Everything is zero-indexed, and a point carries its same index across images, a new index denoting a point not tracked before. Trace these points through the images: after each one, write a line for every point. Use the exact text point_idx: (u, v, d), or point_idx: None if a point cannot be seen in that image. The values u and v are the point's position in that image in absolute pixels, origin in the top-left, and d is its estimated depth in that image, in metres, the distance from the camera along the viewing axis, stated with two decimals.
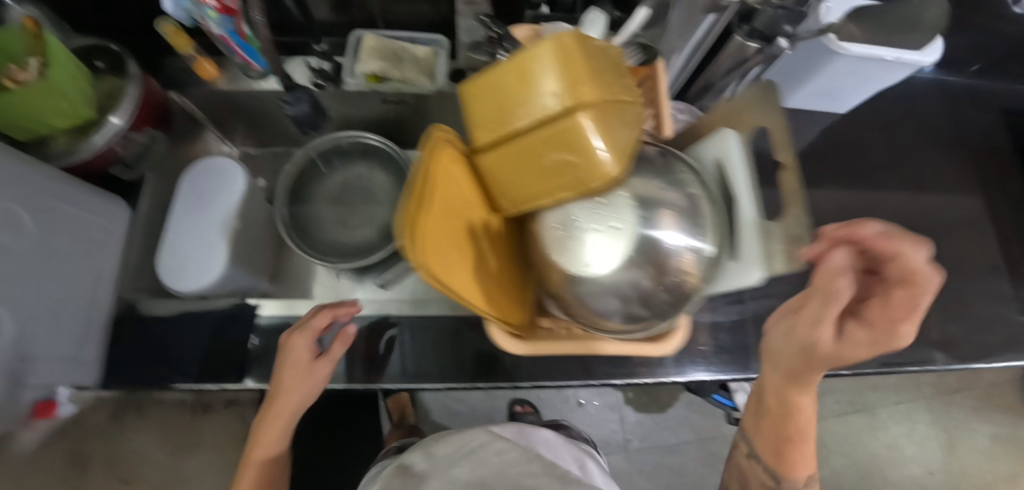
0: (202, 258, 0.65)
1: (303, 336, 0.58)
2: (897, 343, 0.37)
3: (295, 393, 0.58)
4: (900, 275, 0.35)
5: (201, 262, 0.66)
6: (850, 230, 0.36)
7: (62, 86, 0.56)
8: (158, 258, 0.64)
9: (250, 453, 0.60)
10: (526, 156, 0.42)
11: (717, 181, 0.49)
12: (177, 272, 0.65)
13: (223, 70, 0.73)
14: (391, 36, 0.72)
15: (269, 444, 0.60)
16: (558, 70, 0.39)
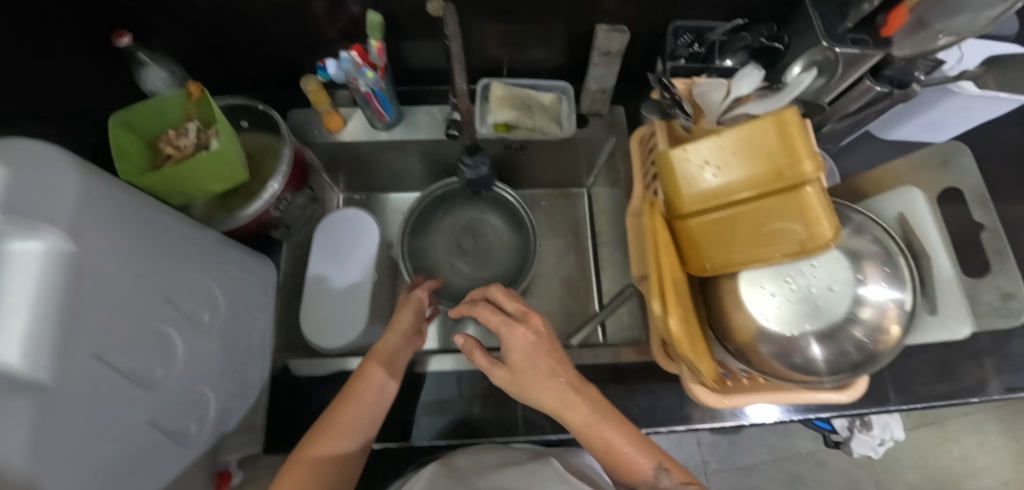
0: (349, 315, 0.65)
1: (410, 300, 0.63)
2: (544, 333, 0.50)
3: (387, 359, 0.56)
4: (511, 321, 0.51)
5: (345, 317, 0.66)
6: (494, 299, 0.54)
7: (228, 153, 0.56)
8: (305, 316, 0.65)
9: (305, 448, 0.47)
10: (743, 223, 0.44)
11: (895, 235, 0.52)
12: (323, 330, 0.64)
13: (349, 121, 0.74)
14: (515, 84, 0.74)
15: (345, 427, 0.50)
16: (787, 146, 0.41)
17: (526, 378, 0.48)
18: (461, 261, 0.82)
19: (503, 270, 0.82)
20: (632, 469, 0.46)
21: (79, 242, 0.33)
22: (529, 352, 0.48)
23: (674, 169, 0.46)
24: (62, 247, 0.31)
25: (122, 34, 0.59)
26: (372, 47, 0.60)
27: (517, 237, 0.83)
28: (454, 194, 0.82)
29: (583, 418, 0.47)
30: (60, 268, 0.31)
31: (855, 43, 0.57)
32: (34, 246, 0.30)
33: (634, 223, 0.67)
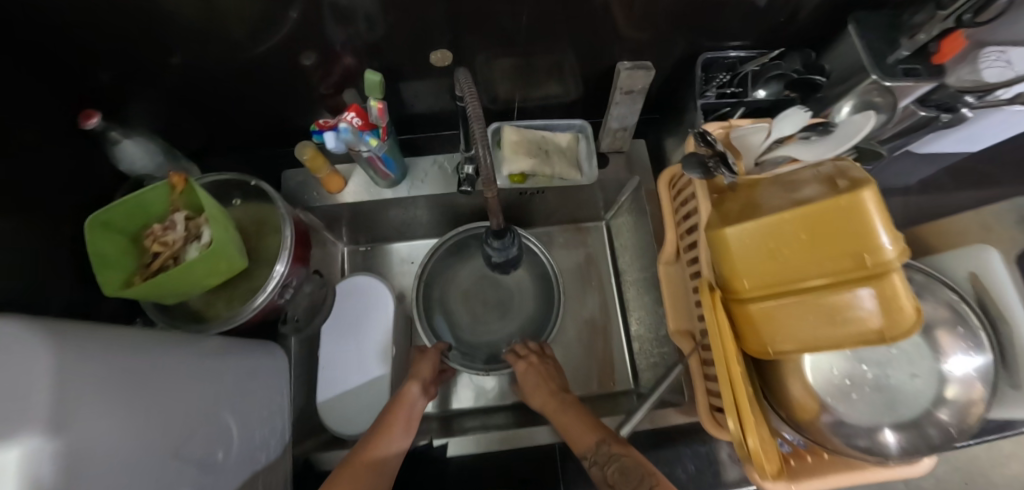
0: (372, 393, 0.61)
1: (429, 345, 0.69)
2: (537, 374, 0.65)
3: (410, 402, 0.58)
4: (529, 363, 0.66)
5: (366, 399, 0.61)
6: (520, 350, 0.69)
7: (223, 245, 0.49)
8: (324, 405, 0.60)
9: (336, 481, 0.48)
10: (819, 311, 0.39)
11: (972, 297, 0.50)
12: (347, 415, 0.60)
13: (349, 179, 0.68)
14: (528, 126, 0.69)
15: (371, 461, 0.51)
16: (862, 230, 0.36)
17: (528, 387, 0.64)
18: (479, 313, 0.77)
19: (523, 320, 0.77)
20: (579, 440, 0.55)
21: (66, 434, 0.27)
22: (524, 370, 0.65)
23: (728, 248, 0.42)
24: (47, 448, 0.26)
25: (90, 115, 0.53)
26: (374, 108, 0.54)
27: (535, 283, 0.78)
28: (467, 241, 0.77)
29: (559, 413, 0.59)
30: (45, 477, 0.25)
31: (907, 75, 0.53)
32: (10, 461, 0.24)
33: (666, 271, 0.63)
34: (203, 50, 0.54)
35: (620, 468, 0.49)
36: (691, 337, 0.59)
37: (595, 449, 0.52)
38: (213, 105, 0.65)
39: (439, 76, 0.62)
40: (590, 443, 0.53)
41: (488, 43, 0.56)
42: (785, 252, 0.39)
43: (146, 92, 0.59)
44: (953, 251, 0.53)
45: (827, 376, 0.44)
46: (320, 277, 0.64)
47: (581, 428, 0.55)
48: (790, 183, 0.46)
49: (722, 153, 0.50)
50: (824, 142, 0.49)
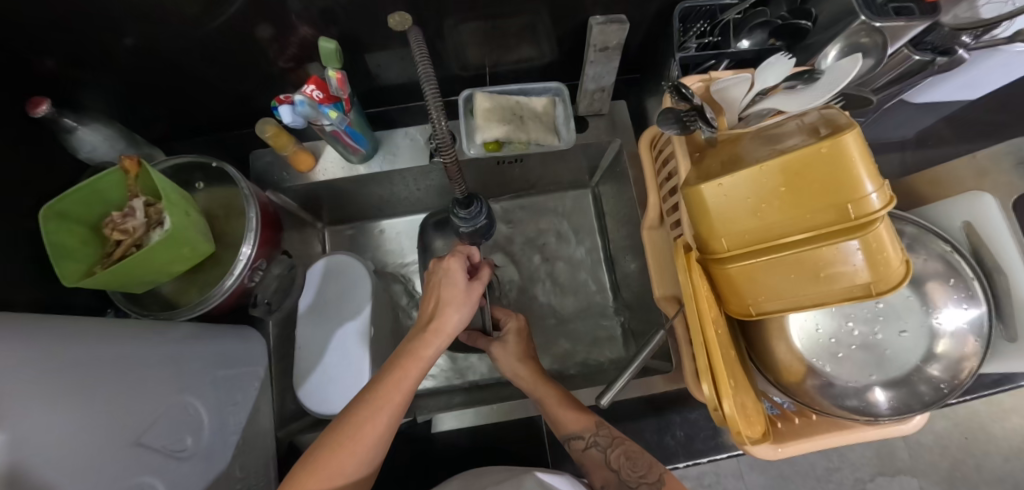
0: (353, 376, 0.59)
1: (455, 262, 0.48)
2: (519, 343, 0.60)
3: (422, 361, 0.45)
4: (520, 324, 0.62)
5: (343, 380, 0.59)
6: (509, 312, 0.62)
7: (180, 229, 0.48)
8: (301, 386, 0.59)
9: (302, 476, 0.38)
10: (799, 267, 0.37)
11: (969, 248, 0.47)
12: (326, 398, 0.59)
13: (319, 156, 0.65)
14: (500, 91, 0.65)
15: (353, 453, 0.40)
16: (848, 179, 0.34)
17: (510, 353, 0.59)
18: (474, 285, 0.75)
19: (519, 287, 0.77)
20: (570, 421, 0.52)
21: (14, 426, 0.27)
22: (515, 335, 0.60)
23: (707, 205, 0.39)
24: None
25: (38, 102, 0.50)
26: (332, 79, 0.51)
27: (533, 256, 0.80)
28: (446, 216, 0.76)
29: (541, 387, 0.56)
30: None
31: (899, 15, 0.49)
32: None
33: (650, 236, 0.61)
34: (147, 27, 0.51)
35: (625, 453, 0.51)
36: (676, 301, 0.58)
37: (594, 431, 0.52)
38: (170, 85, 0.62)
39: (403, 44, 0.59)
40: (588, 425, 0.52)
41: (450, 6, 0.53)
42: (765, 207, 0.37)
43: (98, 75, 0.56)
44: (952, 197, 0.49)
45: (812, 336, 0.43)
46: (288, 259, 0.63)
47: (574, 411, 0.53)
48: (772, 134, 0.44)
49: (699, 106, 0.46)
50: (810, 92, 0.47)
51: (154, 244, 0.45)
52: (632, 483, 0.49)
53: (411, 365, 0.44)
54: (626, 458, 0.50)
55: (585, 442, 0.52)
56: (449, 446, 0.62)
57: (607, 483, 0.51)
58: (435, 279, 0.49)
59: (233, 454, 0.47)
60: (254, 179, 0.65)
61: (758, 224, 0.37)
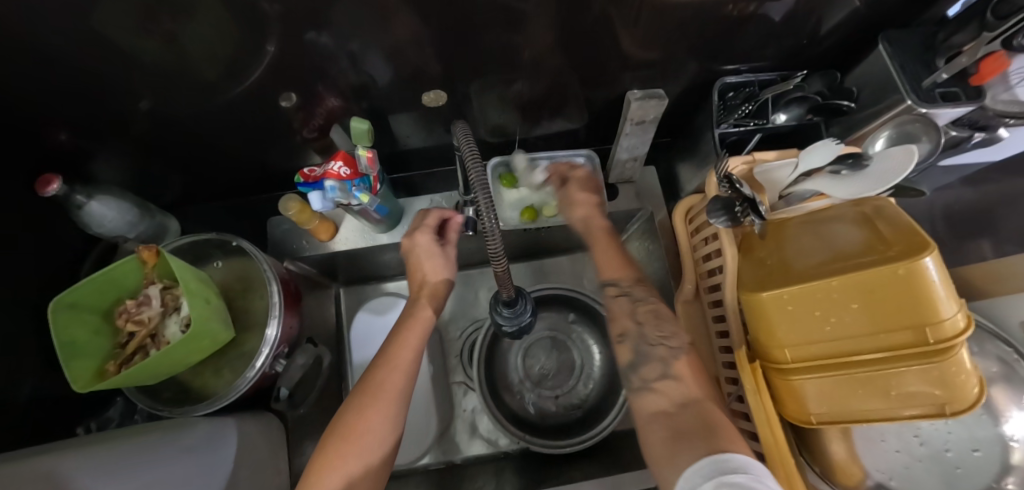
0: None
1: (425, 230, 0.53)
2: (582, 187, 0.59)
3: (413, 347, 0.47)
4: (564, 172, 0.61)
5: None
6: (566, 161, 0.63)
7: (201, 323, 0.44)
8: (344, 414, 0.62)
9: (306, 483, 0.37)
10: (872, 387, 0.35)
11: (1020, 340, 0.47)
12: None
13: (340, 224, 0.63)
14: (529, 158, 0.64)
15: (357, 441, 0.40)
16: (924, 302, 0.32)
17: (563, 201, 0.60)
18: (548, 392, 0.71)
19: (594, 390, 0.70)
20: (613, 269, 0.52)
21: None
22: (574, 181, 0.60)
23: (767, 315, 0.38)
24: None
25: (50, 180, 0.48)
26: (362, 158, 0.49)
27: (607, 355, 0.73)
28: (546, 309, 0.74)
29: (607, 242, 0.55)
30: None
31: (944, 99, 0.48)
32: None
33: (684, 310, 0.59)
34: (166, 97, 0.49)
35: (653, 311, 0.49)
36: (715, 382, 0.56)
37: (629, 281, 0.51)
38: (187, 151, 0.59)
39: (432, 112, 0.57)
40: (629, 275, 0.51)
41: (486, 75, 0.52)
42: (835, 322, 0.35)
43: (112, 145, 0.54)
44: None
45: (878, 447, 0.40)
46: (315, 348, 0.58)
47: (616, 261, 0.53)
48: (823, 226, 0.42)
49: (750, 198, 0.44)
50: (858, 179, 0.45)
51: (173, 345, 0.41)
52: (653, 340, 0.46)
53: (392, 362, 0.45)
54: (654, 316, 0.48)
55: (620, 285, 0.51)
56: None
57: (624, 337, 0.48)
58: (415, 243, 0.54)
59: None
60: (272, 250, 0.62)
61: (827, 339, 0.36)
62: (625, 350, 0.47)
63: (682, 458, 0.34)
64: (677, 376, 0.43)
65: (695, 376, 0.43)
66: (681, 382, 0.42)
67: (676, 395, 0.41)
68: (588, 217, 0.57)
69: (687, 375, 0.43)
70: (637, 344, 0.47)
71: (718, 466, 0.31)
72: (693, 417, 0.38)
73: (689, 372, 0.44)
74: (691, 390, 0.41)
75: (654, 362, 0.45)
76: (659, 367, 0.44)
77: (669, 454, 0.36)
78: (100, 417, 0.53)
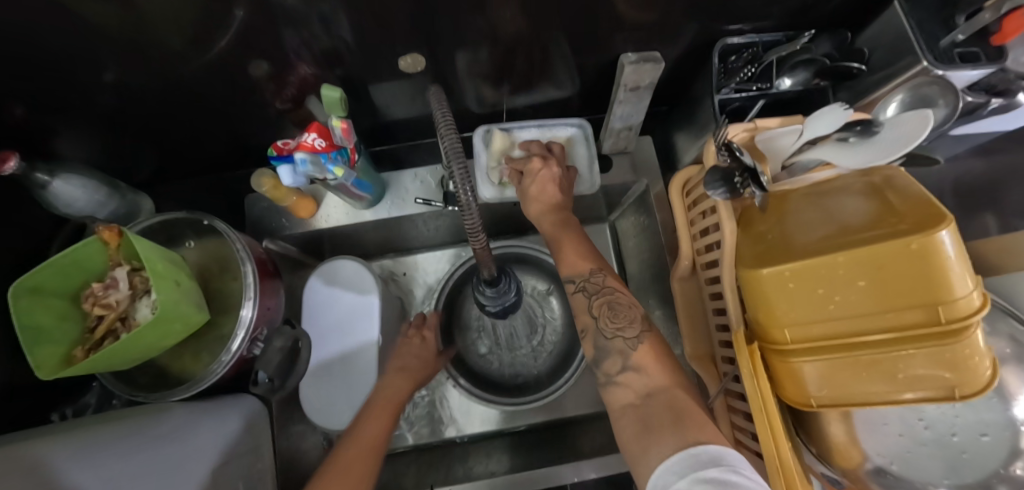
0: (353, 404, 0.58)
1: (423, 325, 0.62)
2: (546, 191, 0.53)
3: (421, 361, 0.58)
4: (534, 173, 0.54)
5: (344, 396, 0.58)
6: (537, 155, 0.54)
7: (169, 306, 0.42)
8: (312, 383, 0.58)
9: None
10: (876, 370, 0.33)
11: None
12: (331, 408, 0.58)
13: (319, 201, 0.60)
14: (519, 128, 0.60)
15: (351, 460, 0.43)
16: (938, 280, 0.29)
17: (527, 197, 0.54)
18: (510, 351, 0.72)
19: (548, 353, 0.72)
20: (570, 263, 0.50)
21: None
22: (540, 179, 0.53)
23: (767, 294, 0.35)
24: None
25: (5, 158, 0.45)
26: (336, 129, 0.46)
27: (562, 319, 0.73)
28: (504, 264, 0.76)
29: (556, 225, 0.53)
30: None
31: (963, 61, 0.44)
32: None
33: (680, 287, 0.57)
34: (123, 67, 0.45)
35: (608, 303, 0.46)
36: (711, 360, 0.54)
37: (587, 275, 0.49)
38: (155, 126, 0.56)
39: (414, 81, 0.54)
40: (585, 269, 0.49)
41: (466, 39, 0.48)
42: (839, 301, 0.32)
43: (74, 121, 0.51)
44: None
45: (879, 431, 0.38)
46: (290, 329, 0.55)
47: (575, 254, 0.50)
48: (828, 199, 0.39)
49: (751, 167, 0.41)
50: (869, 147, 0.42)
51: (139, 330, 0.39)
52: (608, 334, 0.44)
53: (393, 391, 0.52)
54: (609, 311, 0.45)
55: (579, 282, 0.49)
56: None
57: (584, 329, 0.47)
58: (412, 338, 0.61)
59: None
60: (251, 229, 0.60)
61: (829, 320, 0.33)
62: (586, 346, 0.46)
63: (654, 457, 0.34)
64: (637, 368, 0.42)
65: (659, 364, 0.42)
66: (643, 372, 0.42)
67: (641, 387, 0.41)
68: (547, 216, 0.53)
69: (650, 368, 0.42)
70: (596, 339, 0.45)
71: (691, 461, 0.32)
72: (665, 408, 0.38)
73: (652, 361, 0.42)
74: (654, 381, 0.41)
75: (613, 358, 0.43)
76: (619, 360, 0.43)
77: (641, 452, 0.36)
78: (78, 402, 0.52)
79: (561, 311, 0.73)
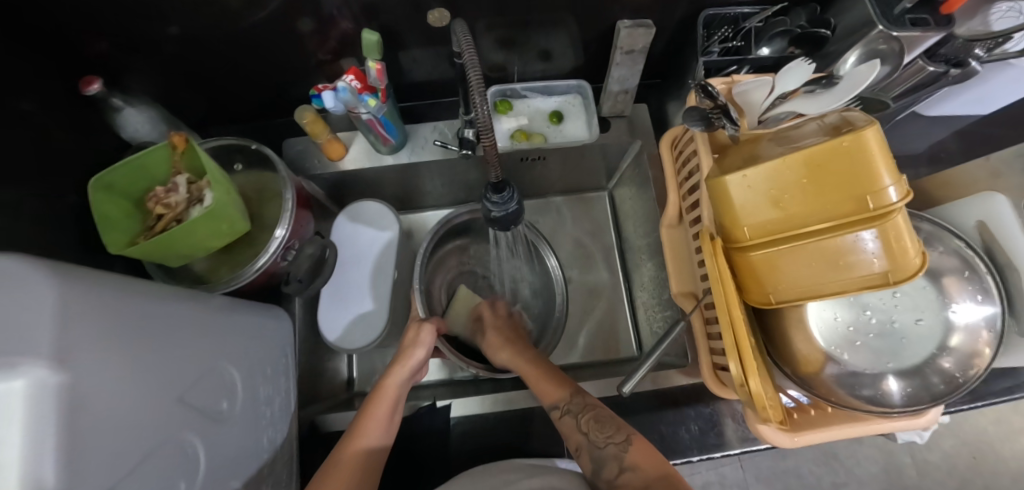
0: (366, 325, 0.65)
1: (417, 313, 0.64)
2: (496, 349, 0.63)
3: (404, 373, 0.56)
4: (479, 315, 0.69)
5: (359, 322, 0.65)
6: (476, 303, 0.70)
7: (220, 207, 0.49)
8: (324, 307, 0.65)
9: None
10: (821, 257, 0.38)
11: (982, 245, 0.51)
12: (346, 333, 0.64)
13: (349, 145, 0.68)
14: (528, 88, 0.70)
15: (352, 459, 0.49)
16: (866, 172, 0.36)
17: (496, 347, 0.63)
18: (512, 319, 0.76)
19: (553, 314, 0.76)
20: (547, 393, 0.54)
21: (68, 369, 0.28)
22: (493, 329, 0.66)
23: (732, 194, 0.41)
24: (51, 381, 0.26)
25: (90, 81, 0.53)
26: (371, 70, 0.54)
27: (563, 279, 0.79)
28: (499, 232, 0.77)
29: (526, 363, 0.59)
30: (52, 406, 0.26)
31: (914, 25, 0.51)
32: (20, 384, 0.25)
33: (669, 235, 0.60)
34: (191, 19, 0.53)
35: (596, 416, 0.51)
36: (693, 297, 0.58)
37: (569, 400, 0.53)
38: (211, 76, 0.64)
39: (437, 41, 0.61)
40: (563, 394, 0.53)
41: (486, 5, 0.55)
42: (790, 197, 0.38)
43: (145, 62, 0.59)
44: (965, 198, 0.53)
45: (830, 325, 0.45)
46: (321, 239, 0.63)
47: (547, 383, 0.55)
48: (792, 130, 0.46)
49: (723, 105, 0.48)
50: (829, 95, 0.49)
51: (194, 219, 0.46)
52: (601, 444, 0.49)
53: (383, 392, 0.55)
54: (596, 423, 0.50)
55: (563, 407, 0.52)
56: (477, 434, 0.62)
57: (580, 448, 0.50)
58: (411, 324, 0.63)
59: (250, 426, 0.47)
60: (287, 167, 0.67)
61: (784, 215, 0.39)
62: (585, 462, 0.50)
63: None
64: (632, 468, 0.46)
65: (651, 459, 0.47)
66: (637, 470, 0.46)
67: (637, 482, 0.45)
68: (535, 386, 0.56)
69: (643, 463, 0.46)
70: (593, 452, 0.49)
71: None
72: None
73: (644, 457, 0.47)
74: (652, 472, 0.45)
75: (611, 462, 0.48)
76: (616, 464, 0.47)
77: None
78: None
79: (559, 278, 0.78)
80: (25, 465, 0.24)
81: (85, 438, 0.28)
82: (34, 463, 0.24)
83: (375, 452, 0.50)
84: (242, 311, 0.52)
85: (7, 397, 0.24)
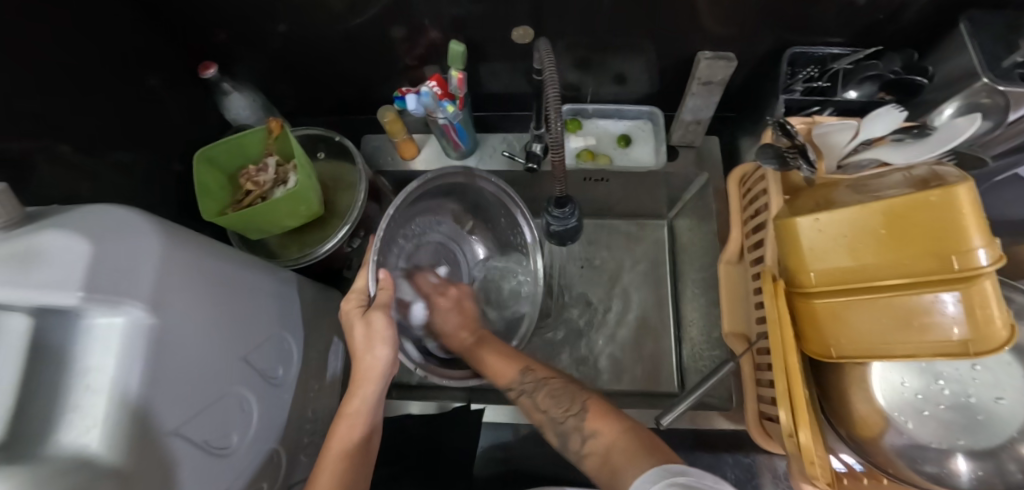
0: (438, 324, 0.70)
1: (354, 297, 0.48)
2: (367, 351, 0.46)
3: (374, 372, 0.46)
4: (351, 311, 0.47)
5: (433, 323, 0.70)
6: (348, 311, 0.47)
7: (303, 190, 0.54)
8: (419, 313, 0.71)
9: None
10: (892, 314, 0.36)
11: None
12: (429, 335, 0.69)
13: (420, 147, 0.72)
14: (599, 109, 0.71)
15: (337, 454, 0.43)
16: (952, 229, 0.34)
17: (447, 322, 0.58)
18: (569, 346, 0.74)
19: (594, 336, 0.75)
20: (501, 371, 0.52)
21: (161, 313, 0.31)
22: (447, 308, 0.59)
23: (798, 237, 0.40)
24: (151, 323, 0.30)
25: (208, 66, 0.60)
26: (454, 79, 0.56)
27: (609, 302, 0.77)
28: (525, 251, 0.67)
29: (482, 345, 0.56)
30: (141, 344, 0.29)
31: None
32: (119, 319, 0.28)
33: (727, 271, 0.57)
34: (301, 21, 0.59)
35: (552, 391, 0.48)
36: (746, 340, 0.54)
37: (521, 380, 0.50)
38: (310, 72, 0.70)
39: (516, 57, 0.64)
40: (514, 373, 0.51)
41: (568, 29, 0.57)
42: (864, 247, 0.37)
43: (255, 54, 0.66)
44: None
45: (896, 389, 0.42)
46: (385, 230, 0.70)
47: (500, 360, 0.53)
48: (875, 179, 0.43)
49: (801, 145, 0.47)
50: (917, 147, 0.47)
51: (279, 197, 0.51)
52: (559, 418, 0.45)
53: (356, 396, 0.46)
54: (551, 397, 0.47)
55: (514, 389, 0.50)
56: (504, 446, 0.64)
57: (542, 426, 0.47)
58: (345, 321, 0.48)
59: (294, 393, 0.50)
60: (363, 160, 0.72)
61: (854, 264, 0.37)
62: (554, 437, 0.45)
63: (630, 477, 0.36)
64: (593, 434, 0.42)
65: (604, 414, 0.44)
66: (598, 434, 0.42)
67: (601, 448, 0.41)
68: (495, 361, 0.53)
69: (601, 426, 0.42)
70: (555, 427, 0.45)
71: (663, 473, 0.33)
72: (619, 459, 0.38)
73: (601, 418, 0.43)
74: (608, 433, 0.42)
75: (572, 435, 0.44)
76: (578, 435, 0.43)
77: (612, 481, 0.38)
78: None
79: (604, 300, 0.77)
80: (109, 394, 0.28)
81: (166, 378, 0.32)
82: (118, 392, 0.28)
83: (361, 447, 0.45)
84: (306, 288, 0.56)
85: (110, 328, 0.28)
